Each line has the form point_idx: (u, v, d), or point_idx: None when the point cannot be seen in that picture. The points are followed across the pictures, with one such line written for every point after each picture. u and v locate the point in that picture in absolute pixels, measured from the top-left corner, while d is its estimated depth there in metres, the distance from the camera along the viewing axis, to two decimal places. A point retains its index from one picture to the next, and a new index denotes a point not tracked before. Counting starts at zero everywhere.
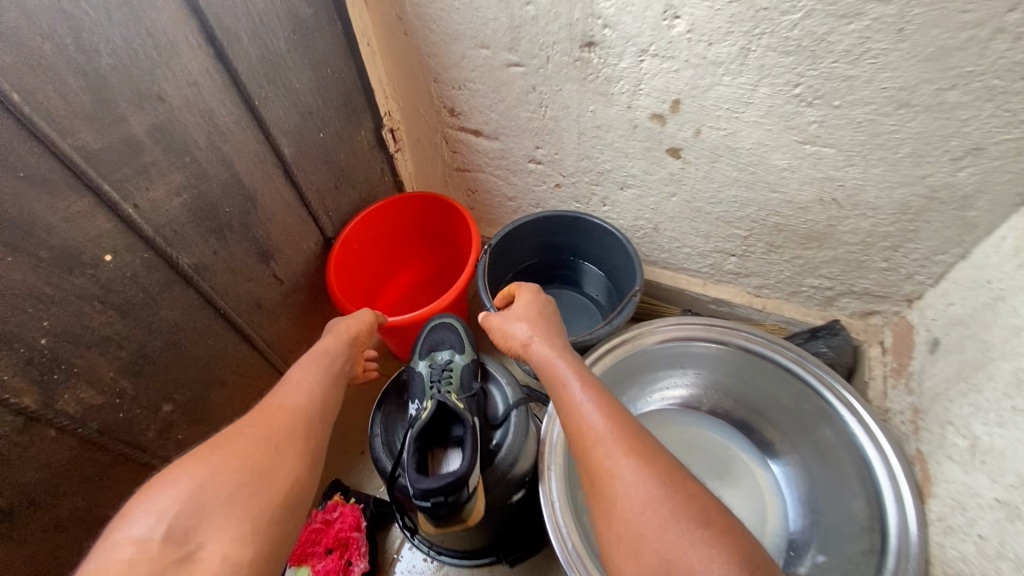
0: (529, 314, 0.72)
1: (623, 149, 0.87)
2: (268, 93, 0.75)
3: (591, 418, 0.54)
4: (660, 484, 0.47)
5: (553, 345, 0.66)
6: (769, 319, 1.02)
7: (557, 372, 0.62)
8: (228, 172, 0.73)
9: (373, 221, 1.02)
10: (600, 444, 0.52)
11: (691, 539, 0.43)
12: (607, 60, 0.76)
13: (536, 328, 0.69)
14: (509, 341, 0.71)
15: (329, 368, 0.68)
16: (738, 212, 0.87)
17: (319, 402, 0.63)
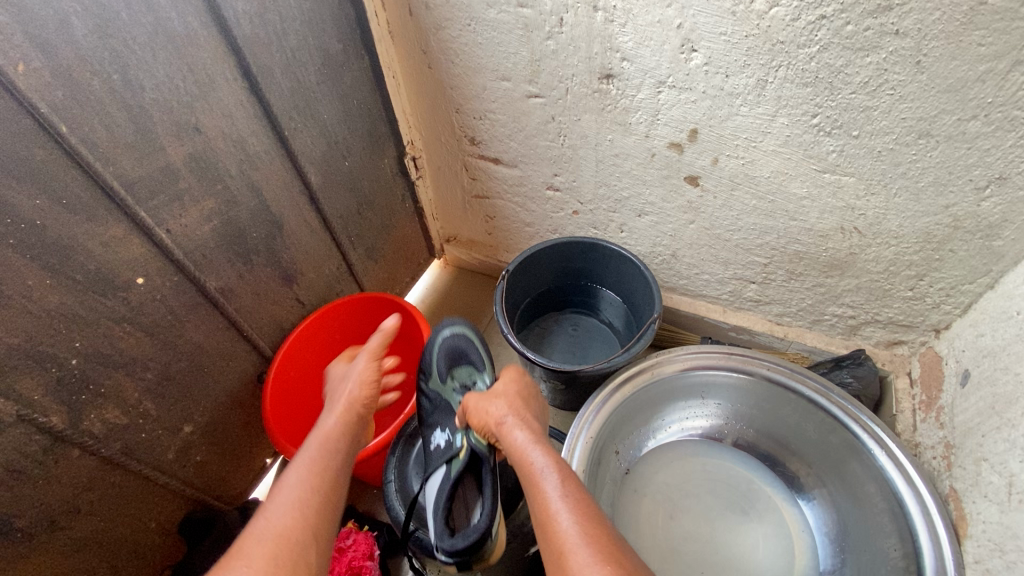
0: (508, 397, 0.70)
1: (640, 176, 0.88)
2: (297, 124, 0.78)
3: (569, 522, 0.50)
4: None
5: (525, 431, 0.63)
6: (791, 348, 1.01)
7: (528, 461, 0.59)
8: (256, 200, 0.75)
9: (309, 337, 0.93)
10: (576, 562, 0.47)
11: None
12: (625, 92, 0.77)
13: (513, 410, 0.67)
14: (478, 420, 0.68)
15: (319, 481, 0.55)
16: (757, 239, 0.87)
17: (305, 539, 0.48)
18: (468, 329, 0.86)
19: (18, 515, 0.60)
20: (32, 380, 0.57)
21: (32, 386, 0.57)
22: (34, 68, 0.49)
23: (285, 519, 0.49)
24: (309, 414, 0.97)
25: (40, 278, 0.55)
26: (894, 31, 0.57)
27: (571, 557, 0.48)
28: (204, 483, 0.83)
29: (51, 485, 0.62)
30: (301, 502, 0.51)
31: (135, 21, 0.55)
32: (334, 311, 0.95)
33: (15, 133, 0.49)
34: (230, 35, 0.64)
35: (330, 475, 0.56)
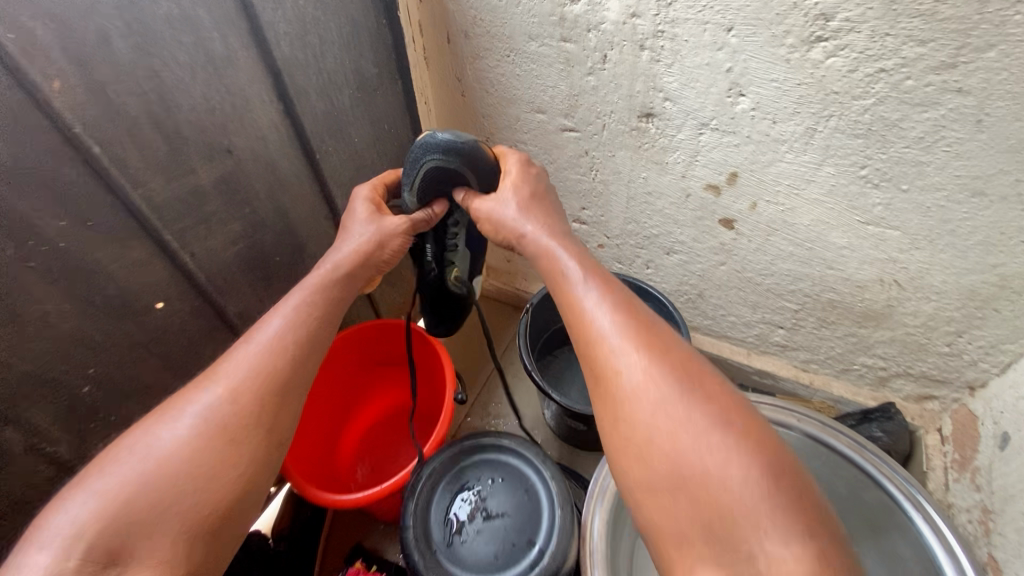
0: (525, 202, 0.64)
1: (673, 216, 0.86)
2: (328, 147, 0.76)
3: (611, 324, 0.52)
4: (697, 418, 0.46)
5: (556, 239, 0.60)
6: (817, 396, 0.98)
7: (556, 269, 0.58)
8: (281, 222, 0.73)
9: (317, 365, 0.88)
10: (608, 346, 0.51)
11: (708, 445, 0.44)
12: (665, 131, 0.76)
13: (535, 219, 0.63)
14: (495, 228, 0.65)
15: (299, 328, 0.57)
16: (791, 285, 0.85)
17: (281, 372, 0.54)
18: (467, 172, 0.66)
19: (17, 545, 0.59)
20: (43, 410, 0.56)
21: (42, 415, 0.56)
22: (69, 84, 0.47)
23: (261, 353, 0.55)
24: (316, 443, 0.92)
25: (58, 302, 0.52)
26: (957, 89, 0.56)
27: (602, 349, 0.51)
28: None
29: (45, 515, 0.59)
30: (280, 340, 0.56)
31: (176, 40, 0.53)
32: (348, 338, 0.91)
33: (45, 152, 0.47)
34: (270, 57, 0.63)
35: (311, 324, 0.58)
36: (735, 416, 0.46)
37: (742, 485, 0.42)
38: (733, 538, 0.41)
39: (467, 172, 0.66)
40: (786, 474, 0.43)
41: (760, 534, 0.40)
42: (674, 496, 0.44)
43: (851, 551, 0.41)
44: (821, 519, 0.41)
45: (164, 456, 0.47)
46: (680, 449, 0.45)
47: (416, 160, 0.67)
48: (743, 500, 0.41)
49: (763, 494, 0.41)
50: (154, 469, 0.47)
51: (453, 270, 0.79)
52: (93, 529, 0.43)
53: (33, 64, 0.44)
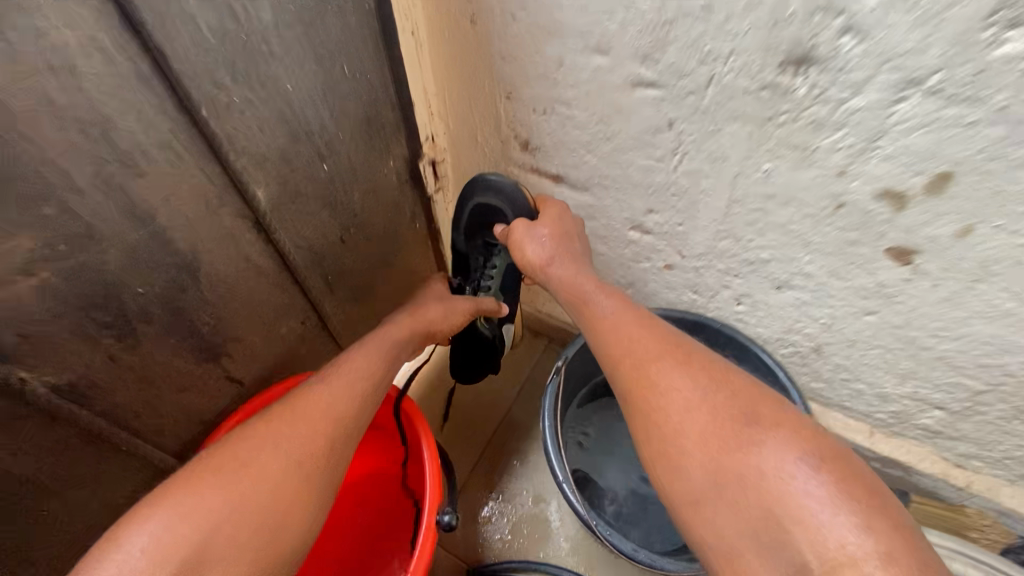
0: (555, 230, 0.58)
1: (802, 234, 0.53)
2: (234, 97, 0.44)
3: (634, 338, 0.47)
4: (732, 422, 0.39)
5: (577, 264, 0.56)
6: (970, 504, 0.67)
7: (578, 287, 0.54)
8: (143, 233, 0.41)
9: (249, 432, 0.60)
10: (629, 355, 0.46)
11: (752, 443, 0.38)
12: (826, 93, 0.43)
13: (562, 248, 0.57)
14: (519, 263, 0.59)
15: (363, 379, 0.56)
16: (985, 357, 0.53)
17: (355, 415, 0.54)
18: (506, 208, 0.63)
19: None
20: None
21: None
22: None
23: (348, 390, 0.55)
24: None
25: None
26: None
27: (621, 359, 0.46)
28: None
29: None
30: (365, 379, 0.57)
31: None
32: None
33: None
34: None
35: (381, 380, 0.58)
36: (769, 414, 0.40)
37: (800, 488, 0.35)
38: (790, 541, 0.34)
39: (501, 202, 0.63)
40: (845, 471, 0.36)
41: (823, 531, 0.33)
42: (714, 503, 0.37)
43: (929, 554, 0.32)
44: (900, 525, 0.34)
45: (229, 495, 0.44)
46: (724, 451, 0.38)
47: (464, 199, 0.67)
48: (800, 502, 0.34)
49: (820, 493, 0.35)
50: (230, 500, 0.43)
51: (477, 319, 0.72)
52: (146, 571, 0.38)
53: None
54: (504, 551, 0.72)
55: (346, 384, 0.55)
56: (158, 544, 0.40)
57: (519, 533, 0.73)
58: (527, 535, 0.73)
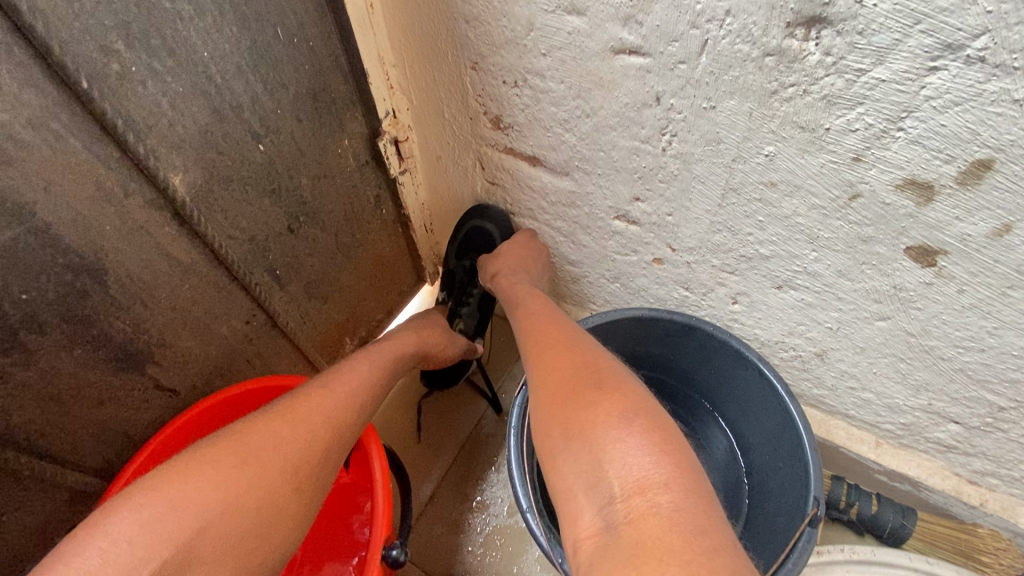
0: (515, 245, 0.64)
1: (808, 229, 0.46)
2: (131, 66, 0.37)
3: (527, 331, 0.49)
4: (580, 386, 0.37)
5: (523, 278, 0.61)
6: (982, 522, 0.61)
7: (518, 291, 0.58)
8: (19, 231, 0.35)
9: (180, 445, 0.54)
10: (532, 331, 0.48)
11: (601, 400, 0.36)
12: (843, 61, 0.35)
13: (515, 262, 0.63)
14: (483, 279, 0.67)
15: (370, 380, 0.53)
16: (1015, 371, 0.46)
17: (356, 424, 0.50)
18: (487, 226, 0.67)
19: None
20: None
21: None
22: None
23: (352, 394, 0.51)
24: None
25: None
26: None
27: (527, 334, 0.48)
28: None
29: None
30: (369, 385, 0.53)
31: None
32: (217, 410, 0.56)
33: None
34: None
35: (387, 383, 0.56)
36: (614, 380, 0.38)
37: (631, 447, 0.33)
38: (603, 481, 0.32)
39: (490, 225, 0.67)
40: (659, 422, 0.35)
41: (628, 466, 0.32)
42: (560, 453, 0.35)
43: (731, 542, 0.29)
44: (696, 474, 0.33)
45: (230, 489, 0.40)
46: (565, 404, 0.37)
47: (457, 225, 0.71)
48: (619, 446, 0.33)
49: (639, 444, 0.33)
50: (217, 498, 0.40)
51: (456, 324, 0.75)
52: (142, 560, 0.36)
53: None
54: (476, 565, 0.68)
55: (354, 382, 0.52)
56: (153, 531, 0.37)
57: (491, 545, 0.69)
58: (501, 548, 0.68)
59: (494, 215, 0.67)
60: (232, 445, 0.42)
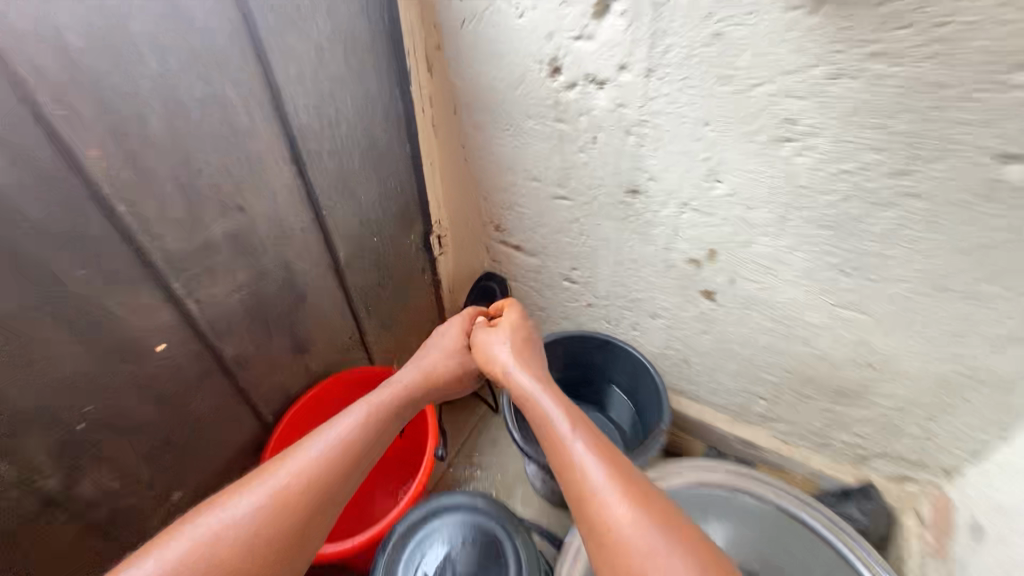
0: (515, 342, 0.76)
1: (656, 283, 0.91)
2: (336, 203, 0.82)
3: (568, 462, 0.53)
4: (663, 522, 0.46)
5: (532, 376, 0.68)
6: (798, 469, 0.98)
7: (540, 404, 0.62)
8: (286, 275, 0.77)
9: (315, 408, 0.91)
10: (578, 466, 0.52)
11: (677, 559, 0.43)
12: (649, 207, 0.81)
13: (518, 356, 0.73)
14: (489, 365, 0.75)
15: (372, 429, 0.61)
16: (772, 359, 0.87)
17: (333, 486, 0.55)
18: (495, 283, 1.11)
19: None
20: (39, 442, 0.56)
21: (38, 448, 0.56)
22: (102, 142, 0.51)
23: (335, 446, 0.57)
24: None
25: (71, 344, 0.56)
26: (913, 194, 0.60)
27: (572, 470, 0.52)
28: None
29: (14, 555, 0.59)
30: (349, 444, 0.58)
31: (206, 116, 0.59)
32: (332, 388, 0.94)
33: (74, 212, 0.52)
34: (289, 125, 0.69)
35: (377, 434, 0.62)
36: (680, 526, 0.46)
37: None
38: None
39: (493, 283, 1.12)
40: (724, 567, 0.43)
41: None
42: None
43: None
44: None
45: (209, 544, 0.47)
46: (649, 567, 0.43)
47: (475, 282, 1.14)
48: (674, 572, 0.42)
49: None
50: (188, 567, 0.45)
51: None
52: None
53: (77, 134, 0.49)
54: None
55: (336, 449, 0.57)
56: None
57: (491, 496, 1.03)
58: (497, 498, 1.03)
59: (499, 277, 1.11)
60: (206, 516, 0.49)
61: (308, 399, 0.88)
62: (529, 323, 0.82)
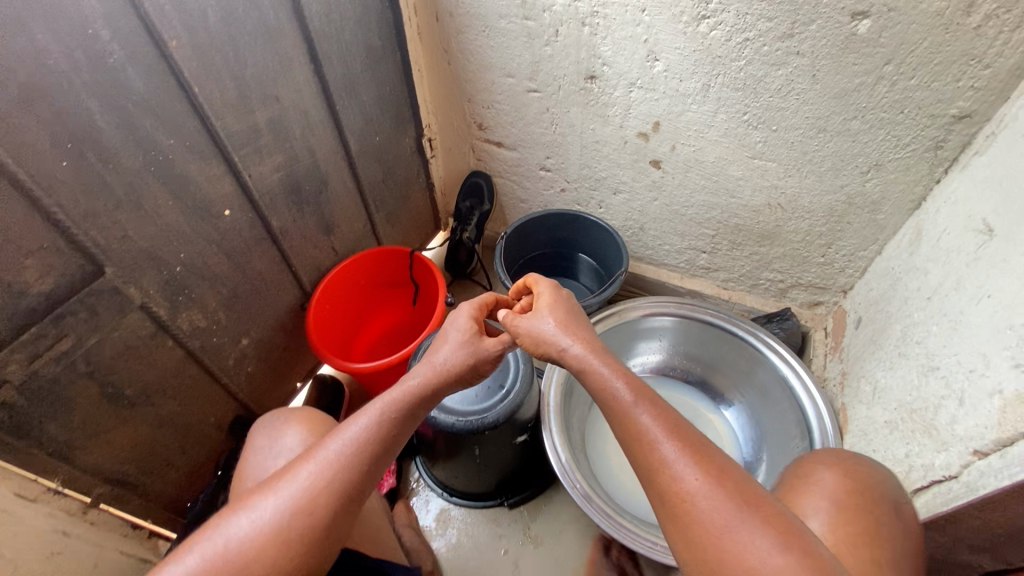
0: (561, 317, 0.69)
1: (615, 160, 1.10)
2: (346, 102, 0.98)
3: (634, 436, 0.53)
4: (734, 495, 0.47)
5: (583, 342, 0.64)
6: (735, 309, 1.23)
7: (596, 374, 0.60)
8: (312, 160, 0.95)
9: (344, 281, 1.10)
10: (646, 437, 0.53)
11: (752, 532, 0.44)
12: (605, 90, 0.99)
13: (568, 327, 0.67)
14: (538, 346, 0.68)
15: (388, 425, 0.62)
16: (708, 214, 1.09)
17: (358, 477, 0.59)
18: (483, 179, 1.29)
19: (127, 385, 0.77)
20: (151, 278, 0.75)
21: (151, 282, 0.75)
22: (180, 36, 0.66)
23: (354, 447, 0.59)
24: (339, 339, 1.14)
25: (166, 200, 0.73)
26: (796, 52, 0.80)
27: (642, 441, 0.53)
28: (250, 386, 1.00)
29: (140, 367, 0.78)
30: (367, 437, 0.60)
31: (247, 15, 0.74)
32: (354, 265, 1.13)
33: (165, 91, 0.67)
34: (307, 29, 0.84)
35: (398, 427, 0.63)
36: (755, 499, 0.47)
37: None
38: None
39: (479, 180, 1.29)
40: (801, 538, 0.44)
41: None
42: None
43: None
44: None
45: (241, 548, 0.53)
46: (725, 537, 0.45)
47: (466, 180, 1.31)
48: (756, 551, 0.43)
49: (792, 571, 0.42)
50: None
51: (466, 233, 1.33)
52: None
53: (163, 26, 0.64)
54: None
55: (353, 446, 0.59)
56: None
57: None
58: None
59: (484, 175, 1.29)
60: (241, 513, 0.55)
61: (339, 271, 1.08)
62: (568, 299, 0.74)
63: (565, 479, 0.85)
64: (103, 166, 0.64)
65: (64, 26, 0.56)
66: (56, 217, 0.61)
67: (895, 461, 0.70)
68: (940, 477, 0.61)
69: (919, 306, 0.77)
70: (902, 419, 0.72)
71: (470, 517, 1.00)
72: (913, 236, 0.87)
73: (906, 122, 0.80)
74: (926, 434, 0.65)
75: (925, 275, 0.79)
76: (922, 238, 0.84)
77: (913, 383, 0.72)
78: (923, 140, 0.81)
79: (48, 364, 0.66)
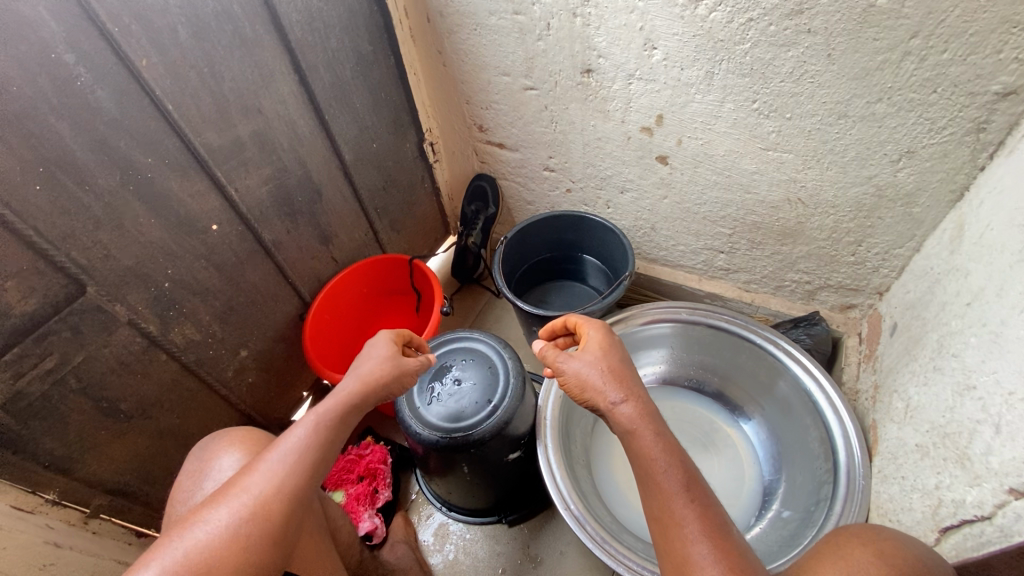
0: (610, 365, 0.62)
1: (620, 157, 1.04)
2: (338, 110, 0.97)
3: (669, 526, 0.51)
4: None
5: (634, 404, 0.59)
6: (758, 312, 1.14)
7: (643, 449, 0.55)
8: (303, 171, 0.94)
9: (343, 290, 1.09)
10: (681, 530, 0.51)
11: None
12: (603, 83, 0.93)
13: (617, 379, 0.61)
14: (581, 391, 0.62)
15: (330, 426, 0.61)
16: (722, 212, 1.01)
17: (306, 481, 0.58)
18: (488, 181, 1.26)
19: (122, 399, 0.79)
20: (138, 294, 0.76)
21: (138, 298, 0.76)
22: (149, 55, 0.67)
23: (300, 454, 0.58)
24: (342, 348, 1.14)
25: (148, 218, 0.74)
26: (807, 31, 0.71)
27: (674, 532, 0.51)
28: (252, 397, 1.01)
29: (133, 382, 0.79)
30: (312, 444, 0.59)
31: (220, 29, 0.73)
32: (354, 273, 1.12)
33: (137, 109, 0.68)
34: (287, 39, 0.83)
35: (338, 432, 0.62)
36: None
37: None
38: None
39: (484, 183, 1.27)
40: None
41: None
42: None
43: None
44: None
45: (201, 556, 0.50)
46: None
47: (471, 183, 1.29)
48: None
49: None
50: None
51: (471, 238, 1.29)
52: None
53: (130, 46, 0.65)
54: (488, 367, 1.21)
55: (297, 453, 0.58)
56: None
57: None
58: None
59: (489, 176, 1.26)
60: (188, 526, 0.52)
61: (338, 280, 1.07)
62: (619, 340, 0.67)
63: (558, 499, 0.80)
64: (78, 188, 0.65)
65: (23, 51, 0.57)
66: (33, 239, 0.63)
67: (925, 492, 0.61)
68: (971, 515, 0.53)
69: (958, 313, 0.67)
70: (934, 444, 0.63)
71: (470, 533, 0.97)
72: (954, 232, 0.76)
73: (939, 103, 0.70)
74: (959, 465, 0.56)
75: (964, 279, 0.69)
76: (964, 234, 0.73)
77: (946, 402, 0.63)
78: (962, 122, 0.71)
79: (35, 381, 0.67)
